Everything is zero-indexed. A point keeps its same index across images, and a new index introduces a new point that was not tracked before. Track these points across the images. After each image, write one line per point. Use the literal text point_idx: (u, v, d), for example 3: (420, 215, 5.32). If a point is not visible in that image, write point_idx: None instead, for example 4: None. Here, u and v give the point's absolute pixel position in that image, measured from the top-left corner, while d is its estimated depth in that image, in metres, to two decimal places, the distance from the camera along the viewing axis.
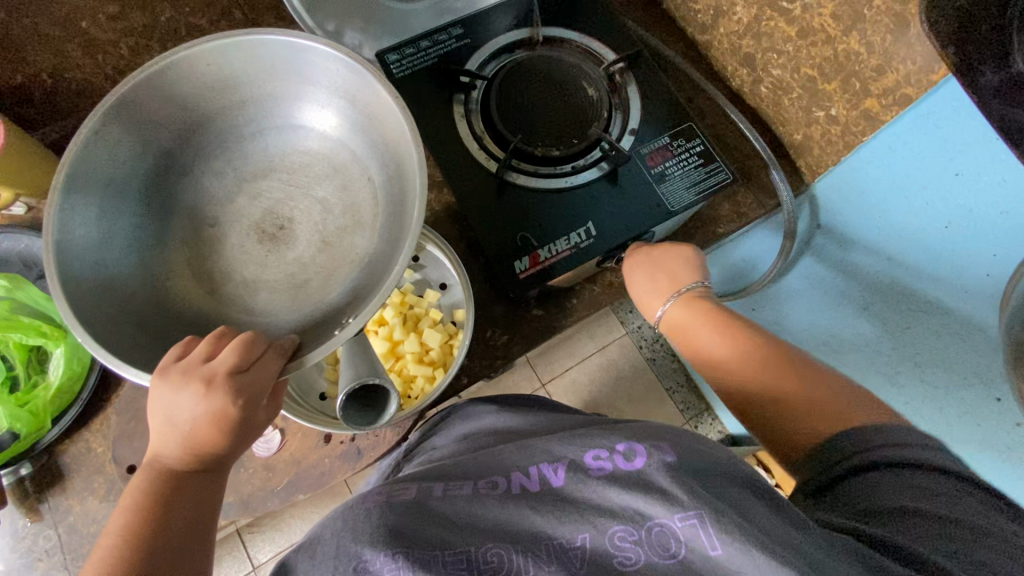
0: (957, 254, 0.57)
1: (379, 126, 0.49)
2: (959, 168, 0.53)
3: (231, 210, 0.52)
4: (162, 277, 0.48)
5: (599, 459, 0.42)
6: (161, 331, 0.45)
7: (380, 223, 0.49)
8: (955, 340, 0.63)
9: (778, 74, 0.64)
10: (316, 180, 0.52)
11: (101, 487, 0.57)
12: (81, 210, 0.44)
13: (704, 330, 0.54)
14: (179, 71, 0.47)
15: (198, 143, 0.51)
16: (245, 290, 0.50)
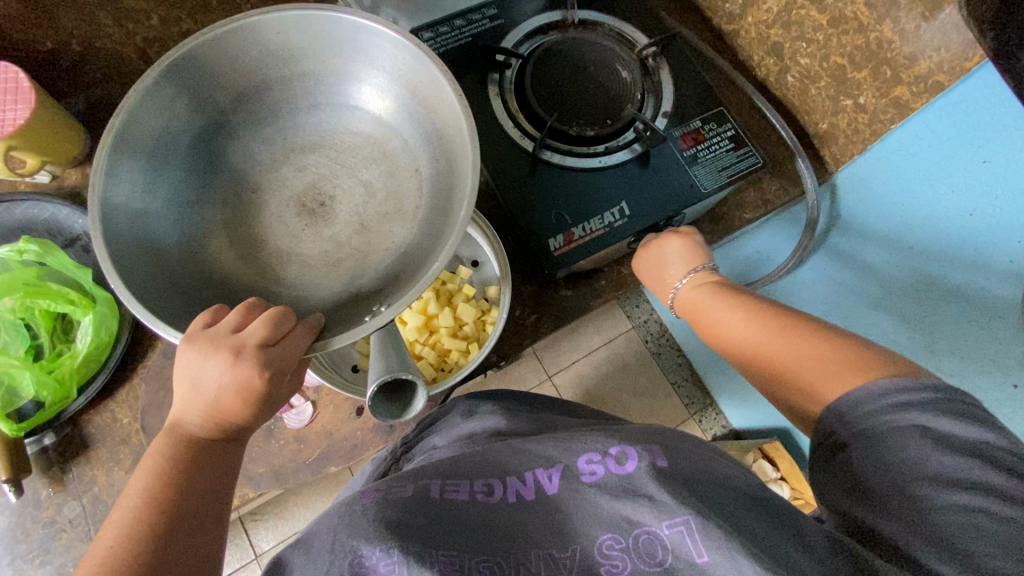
0: (978, 242, 0.61)
1: (435, 118, 0.49)
2: (987, 156, 0.58)
3: (275, 177, 0.52)
4: (199, 236, 0.48)
5: (591, 464, 0.42)
6: (199, 296, 0.45)
7: (421, 216, 0.49)
8: (975, 328, 0.63)
9: (807, 62, 0.65)
10: (362, 164, 0.53)
11: (127, 458, 0.56)
12: (128, 166, 0.44)
13: (712, 303, 0.53)
14: (247, 34, 0.46)
15: (251, 109, 0.51)
16: (278, 261, 0.50)
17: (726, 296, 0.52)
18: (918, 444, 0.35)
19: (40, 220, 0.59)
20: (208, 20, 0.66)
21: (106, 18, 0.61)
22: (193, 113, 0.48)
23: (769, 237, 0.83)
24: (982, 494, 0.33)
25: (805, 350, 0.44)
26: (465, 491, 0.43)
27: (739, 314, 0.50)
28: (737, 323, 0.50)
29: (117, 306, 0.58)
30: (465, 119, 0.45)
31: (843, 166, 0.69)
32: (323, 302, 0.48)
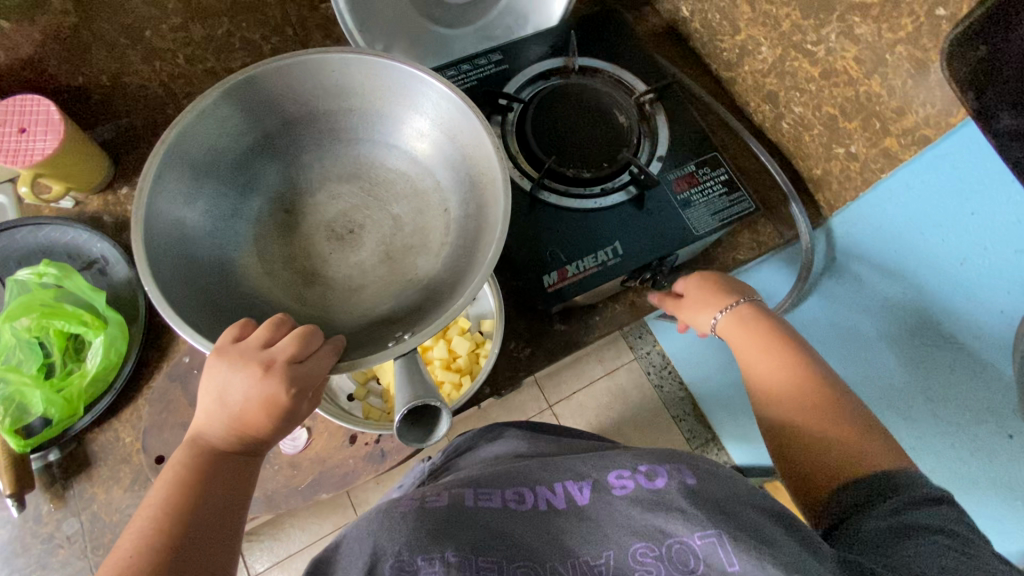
0: (968, 291, 0.60)
1: (470, 165, 0.52)
2: (975, 208, 0.55)
3: (311, 202, 0.55)
4: (230, 247, 0.50)
5: (622, 479, 0.45)
6: (226, 307, 0.47)
7: (447, 252, 0.52)
8: (969, 376, 0.64)
9: (801, 111, 0.67)
10: (392, 199, 0.55)
11: (127, 477, 0.57)
12: (173, 177, 0.46)
13: (739, 338, 0.55)
14: (306, 69, 0.49)
15: (296, 135, 0.54)
16: (303, 281, 0.52)
17: (752, 336, 0.54)
18: (939, 512, 0.39)
19: (61, 243, 0.63)
20: (230, 59, 0.70)
21: (135, 57, 0.65)
22: (243, 132, 0.51)
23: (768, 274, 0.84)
24: (994, 561, 0.36)
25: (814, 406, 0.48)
26: (498, 500, 0.45)
27: (757, 354, 0.53)
28: (760, 365, 0.53)
29: (127, 328, 0.60)
30: (504, 169, 0.48)
31: (836, 211, 0.70)
32: (345, 327, 0.50)
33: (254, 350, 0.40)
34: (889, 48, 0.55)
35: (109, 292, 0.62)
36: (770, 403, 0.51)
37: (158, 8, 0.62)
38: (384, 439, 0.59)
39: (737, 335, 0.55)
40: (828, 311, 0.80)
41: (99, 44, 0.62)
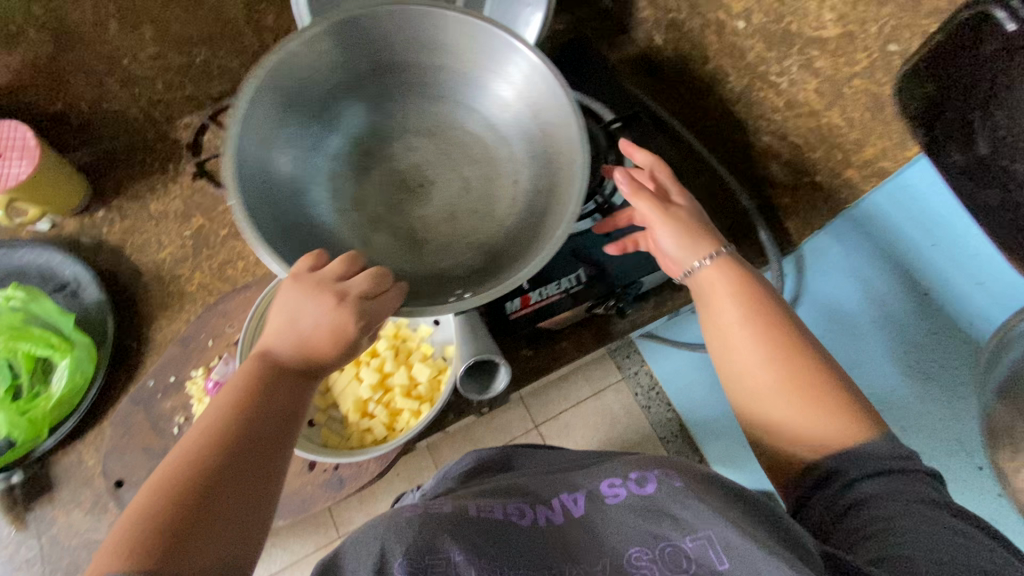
0: (934, 321, 0.61)
1: (547, 136, 0.52)
2: (936, 239, 0.57)
3: (386, 153, 0.55)
4: (306, 184, 0.52)
5: (613, 487, 0.41)
6: (299, 237, 0.48)
7: (513, 221, 0.53)
8: (937, 407, 0.64)
9: (768, 139, 0.68)
10: (466, 159, 0.55)
11: (88, 500, 0.58)
12: (265, 104, 0.47)
13: (717, 294, 0.45)
14: (403, 18, 0.48)
15: (383, 84, 0.54)
16: (367, 227, 0.53)
17: (731, 289, 0.44)
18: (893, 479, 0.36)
19: (34, 265, 0.64)
20: (209, 85, 0.73)
21: (114, 84, 0.67)
22: (331, 75, 0.50)
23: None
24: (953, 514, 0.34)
25: (791, 388, 0.40)
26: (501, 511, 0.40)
27: (734, 323, 0.43)
28: (738, 338, 0.42)
29: (95, 351, 0.60)
30: (584, 142, 0.47)
31: (809, 237, 0.70)
32: (408, 273, 0.51)
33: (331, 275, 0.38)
34: (847, 82, 0.55)
35: (80, 315, 0.62)
36: (736, 384, 0.43)
37: (135, 38, 0.63)
38: (343, 466, 0.59)
39: (719, 294, 0.45)
40: None
41: (77, 71, 0.64)
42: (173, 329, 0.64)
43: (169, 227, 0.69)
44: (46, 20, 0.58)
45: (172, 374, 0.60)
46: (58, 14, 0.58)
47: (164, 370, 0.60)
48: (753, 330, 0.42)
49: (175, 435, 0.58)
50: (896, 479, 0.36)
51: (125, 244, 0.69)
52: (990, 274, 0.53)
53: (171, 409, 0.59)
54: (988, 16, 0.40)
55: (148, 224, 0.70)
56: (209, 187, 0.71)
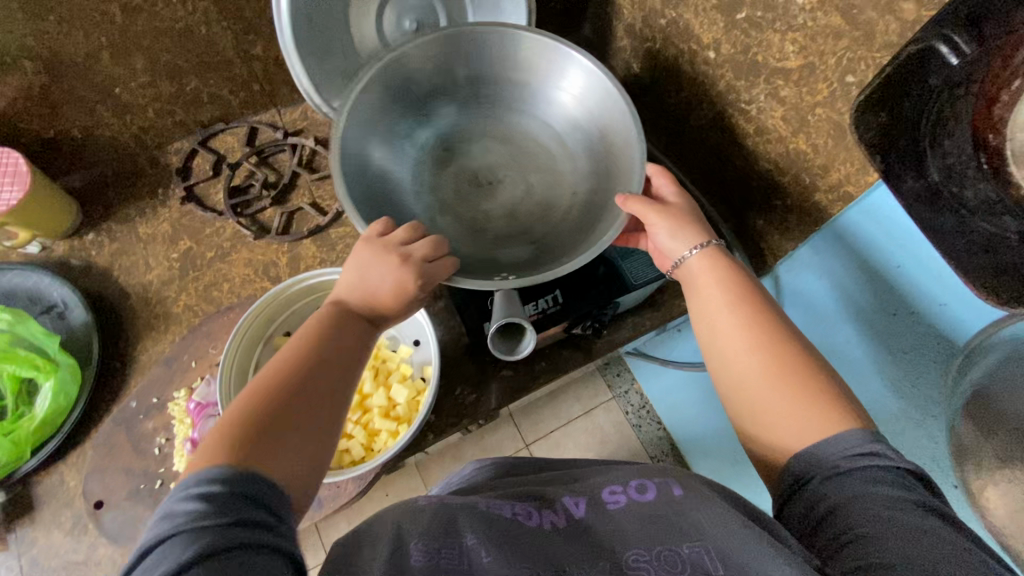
0: (903, 343, 0.63)
1: (609, 154, 0.57)
2: (900, 261, 0.60)
3: (465, 152, 0.63)
4: (394, 166, 0.59)
5: (614, 494, 0.42)
6: (383, 205, 0.56)
7: (565, 224, 0.58)
8: (910, 427, 0.64)
9: (740, 164, 0.70)
10: (529, 161, 0.62)
11: (67, 521, 0.58)
12: (375, 90, 0.55)
13: (708, 283, 0.46)
14: (501, 39, 0.56)
15: (476, 92, 0.61)
16: (437, 212, 0.60)
17: (721, 278, 0.46)
18: (866, 479, 0.34)
19: (23, 288, 0.65)
20: (199, 112, 0.75)
21: (105, 112, 0.69)
22: (432, 76, 0.59)
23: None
24: (930, 515, 0.32)
25: (773, 373, 0.40)
26: (508, 509, 0.40)
27: (724, 310, 0.44)
28: (727, 324, 0.44)
29: (80, 372, 0.61)
30: (640, 151, 0.53)
31: (780, 261, 0.72)
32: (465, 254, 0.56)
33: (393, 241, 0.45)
34: (810, 110, 0.57)
35: (65, 336, 0.64)
36: (725, 377, 0.43)
37: (126, 68, 0.66)
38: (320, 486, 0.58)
39: (706, 282, 0.46)
40: None
41: (70, 99, 0.66)
42: (157, 350, 0.65)
43: (156, 250, 0.71)
44: (39, 51, 0.60)
45: (155, 396, 0.60)
46: (52, 46, 0.60)
47: (147, 391, 0.61)
48: (739, 317, 0.44)
49: (155, 456, 0.58)
50: (863, 473, 0.34)
51: (113, 266, 0.70)
52: (954, 293, 0.56)
53: (152, 429, 0.59)
54: (933, 51, 0.43)
55: (136, 246, 0.71)
56: (197, 210, 0.73)
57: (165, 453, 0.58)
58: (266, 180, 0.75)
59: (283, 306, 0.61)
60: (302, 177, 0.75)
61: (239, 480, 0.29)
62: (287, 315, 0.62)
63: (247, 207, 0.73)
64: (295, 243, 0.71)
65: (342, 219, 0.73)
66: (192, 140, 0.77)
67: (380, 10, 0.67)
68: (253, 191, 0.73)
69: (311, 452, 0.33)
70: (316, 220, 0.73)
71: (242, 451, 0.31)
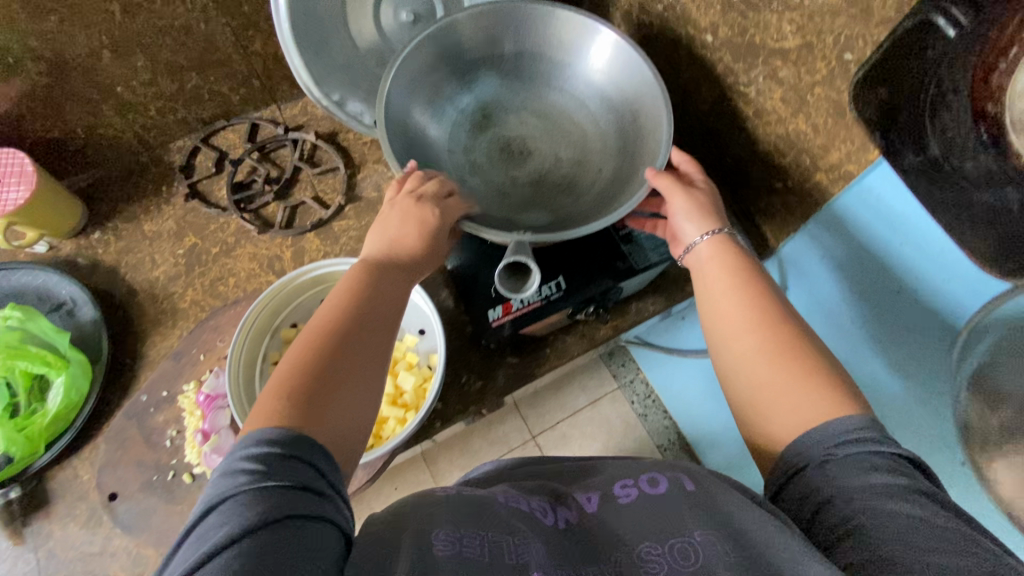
0: (911, 326, 0.61)
1: (637, 137, 0.61)
2: (903, 240, 0.57)
3: (500, 121, 0.66)
4: (430, 127, 0.63)
5: (626, 489, 0.42)
6: (419, 157, 0.59)
7: (588, 194, 0.61)
8: (919, 404, 0.64)
9: (741, 147, 0.70)
10: (561, 135, 0.65)
11: (82, 514, 0.59)
12: (424, 52, 0.60)
13: (713, 266, 0.48)
14: (551, 15, 0.60)
15: (519, 68, 0.65)
16: (468, 172, 0.63)
17: (726, 263, 0.48)
18: (858, 466, 0.34)
19: (32, 287, 0.66)
20: (200, 109, 0.76)
21: (109, 111, 0.70)
22: (480, 48, 0.63)
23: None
24: (922, 501, 0.32)
25: (773, 357, 0.41)
26: (525, 504, 0.41)
27: (728, 292, 0.46)
28: (730, 304, 0.45)
29: (91, 368, 0.62)
30: (667, 133, 0.57)
31: (785, 240, 0.72)
32: (488, 211, 0.59)
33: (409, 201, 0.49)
34: (809, 90, 0.57)
35: (75, 333, 0.64)
36: (726, 359, 0.44)
37: (127, 67, 0.66)
38: None
39: (713, 262, 0.48)
40: None
41: (73, 98, 0.66)
42: (166, 345, 0.66)
43: (162, 246, 0.72)
44: (41, 51, 0.61)
45: (165, 389, 0.61)
46: (53, 46, 0.61)
47: (157, 384, 0.61)
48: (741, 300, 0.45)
49: (167, 448, 0.59)
50: (853, 461, 0.34)
51: (119, 264, 0.71)
52: (958, 271, 0.53)
53: (163, 422, 0.60)
54: (931, 25, 0.43)
55: (142, 244, 0.72)
56: (201, 206, 0.73)
57: (176, 445, 0.59)
58: (269, 175, 0.75)
59: (288, 298, 0.62)
60: (304, 171, 0.76)
61: (290, 440, 0.32)
62: (291, 307, 0.62)
63: (251, 202, 0.74)
64: (299, 237, 0.72)
65: (344, 212, 0.73)
66: (195, 137, 0.77)
67: (377, 6, 0.68)
68: (256, 186, 0.74)
69: (357, 409, 0.37)
70: (320, 214, 0.73)
71: (297, 413, 0.34)
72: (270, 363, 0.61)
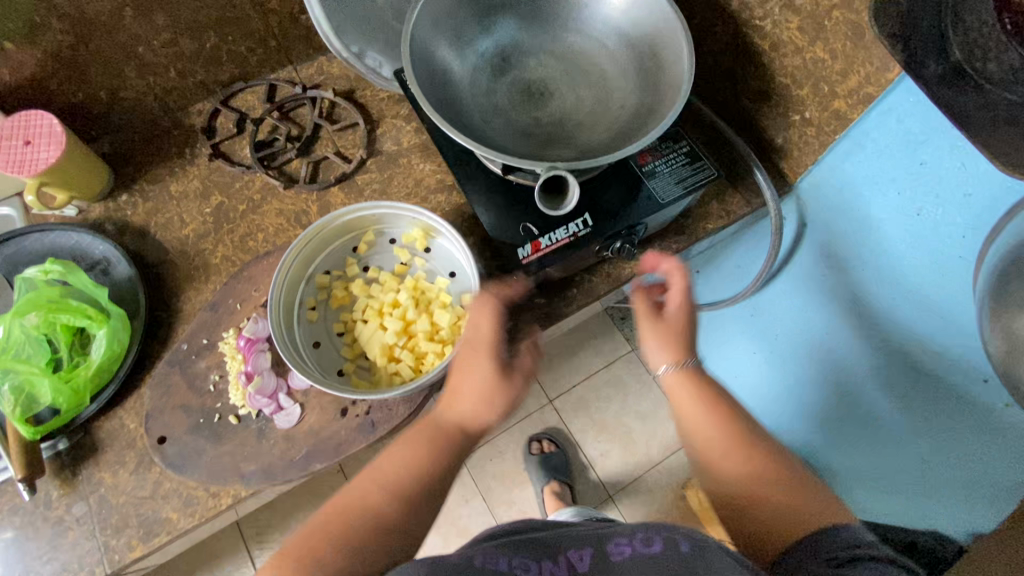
0: (929, 250, 0.63)
1: (658, 71, 0.62)
2: (923, 158, 0.59)
3: (521, 64, 0.67)
4: (453, 70, 0.64)
5: (619, 545, 0.46)
6: (443, 99, 0.61)
7: (611, 130, 0.62)
8: (937, 326, 0.66)
9: (757, 84, 0.71)
10: (581, 76, 0.66)
11: (131, 461, 0.60)
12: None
13: (682, 398, 0.56)
14: None
15: (537, 11, 0.66)
16: (491, 113, 0.64)
17: (694, 396, 0.56)
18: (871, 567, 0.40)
19: (67, 247, 0.67)
20: (219, 71, 0.76)
21: (130, 73, 0.71)
22: None
23: (753, 245, 0.89)
24: None
25: (729, 467, 0.52)
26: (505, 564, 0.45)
27: (695, 417, 0.55)
28: (700, 422, 0.55)
29: (130, 322, 0.63)
30: (688, 64, 0.58)
31: (801, 176, 0.74)
32: (513, 149, 0.61)
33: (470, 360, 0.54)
34: None
35: (112, 290, 0.66)
36: (702, 466, 0.54)
37: (149, 26, 0.67)
38: (374, 409, 0.59)
39: (682, 385, 0.57)
40: (798, 288, 0.85)
41: (96, 59, 0.67)
42: (201, 298, 0.67)
43: (189, 206, 0.73)
44: (67, 10, 0.61)
45: (205, 337, 0.63)
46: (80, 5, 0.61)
47: (197, 333, 0.63)
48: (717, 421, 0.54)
49: (211, 392, 0.60)
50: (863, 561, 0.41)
51: (148, 225, 0.72)
52: (979, 180, 0.55)
53: (206, 368, 0.61)
54: None
55: (169, 204, 0.73)
56: (225, 165, 0.74)
57: (220, 389, 0.60)
58: (289, 133, 0.76)
59: (319, 245, 0.63)
60: (324, 128, 0.77)
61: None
62: (322, 255, 0.64)
63: (274, 160, 0.75)
64: (324, 191, 0.73)
65: (366, 166, 0.74)
66: (214, 100, 0.78)
67: None
68: (278, 144, 0.75)
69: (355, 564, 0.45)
70: (342, 168, 0.74)
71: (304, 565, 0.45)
72: (307, 309, 0.62)
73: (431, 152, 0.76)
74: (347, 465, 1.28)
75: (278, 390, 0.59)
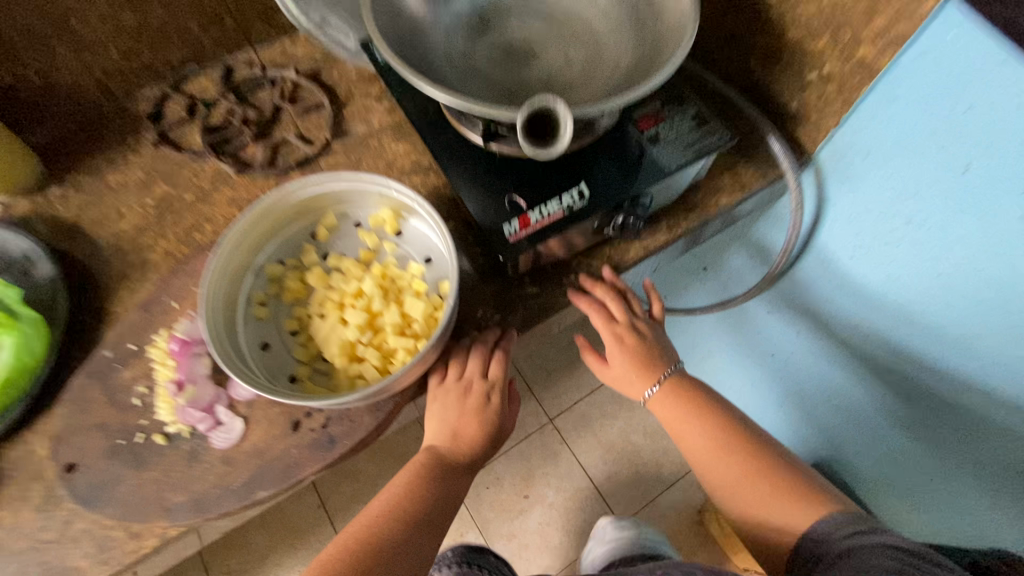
0: (984, 212, 0.53)
1: (657, 19, 0.54)
2: (969, 103, 0.49)
3: (501, 26, 0.59)
4: (423, 29, 0.56)
5: None
6: (410, 54, 0.53)
7: (607, 87, 0.54)
8: (997, 304, 0.56)
9: (765, 43, 0.63)
10: (569, 34, 0.58)
11: (38, 497, 0.48)
12: None
13: (671, 414, 0.60)
14: None
15: None
16: (468, 75, 0.56)
17: (682, 408, 0.60)
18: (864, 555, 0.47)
19: None
20: (167, 52, 0.69)
21: (63, 50, 0.62)
22: None
23: (776, 226, 0.81)
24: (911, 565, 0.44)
25: (720, 454, 0.58)
26: None
27: (686, 427, 0.60)
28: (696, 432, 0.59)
29: (49, 329, 0.53)
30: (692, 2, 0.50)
31: (823, 141, 0.65)
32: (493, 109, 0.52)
33: (479, 400, 0.54)
34: None
35: (29, 292, 0.56)
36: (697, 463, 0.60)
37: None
38: (333, 422, 0.48)
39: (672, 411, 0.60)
40: (828, 275, 0.76)
41: (24, 35, 0.59)
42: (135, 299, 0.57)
43: (129, 198, 0.64)
44: None
45: (133, 342, 0.52)
46: None
47: (123, 337, 0.53)
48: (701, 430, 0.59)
49: (136, 408, 0.50)
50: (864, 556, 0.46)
51: (80, 220, 0.62)
52: None
53: (131, 379, 0.51)
54: None
55: (107, 197, 0.64)
56: (172, 153, 0.66)
57: (147, 403, 0.50)
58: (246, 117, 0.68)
59: (268, 231, 0.54)
60: (285, 111, 0.69)
61: None
62: (273, 243, 0.54)
63: (227, 145, 0.66)
64: (283, 177, 0.65)
65: (332, 149, 0.66)
66: (164, 86, 0.71)
67: None
68: (233, 128, 0.67)
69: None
70: (304, 151, 0.66)
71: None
72: (255, 305, 0.52)
73: (405, 132, 0.68)
74: (328, 498, 1.16)
75: (215, 402, 0.49)
